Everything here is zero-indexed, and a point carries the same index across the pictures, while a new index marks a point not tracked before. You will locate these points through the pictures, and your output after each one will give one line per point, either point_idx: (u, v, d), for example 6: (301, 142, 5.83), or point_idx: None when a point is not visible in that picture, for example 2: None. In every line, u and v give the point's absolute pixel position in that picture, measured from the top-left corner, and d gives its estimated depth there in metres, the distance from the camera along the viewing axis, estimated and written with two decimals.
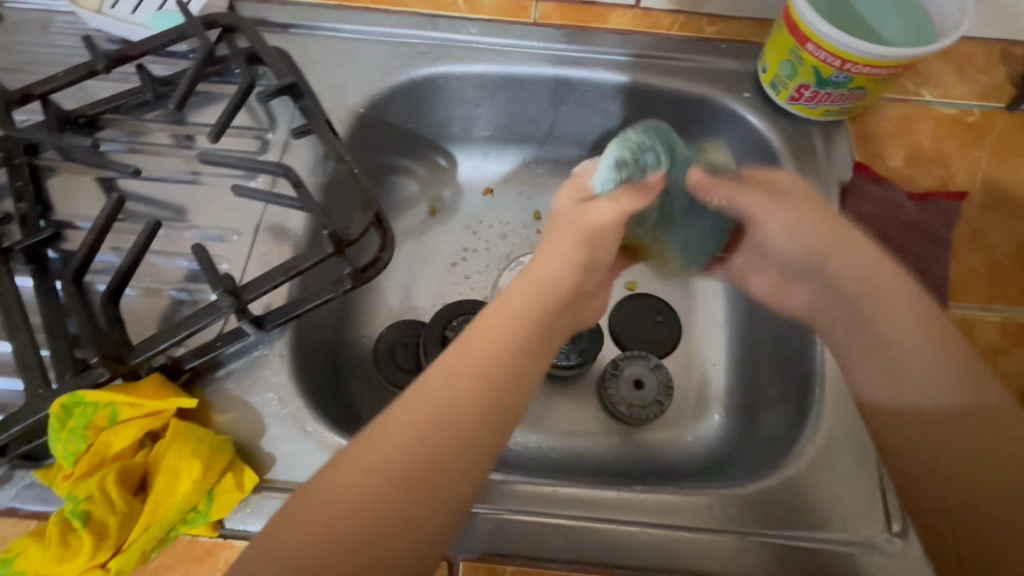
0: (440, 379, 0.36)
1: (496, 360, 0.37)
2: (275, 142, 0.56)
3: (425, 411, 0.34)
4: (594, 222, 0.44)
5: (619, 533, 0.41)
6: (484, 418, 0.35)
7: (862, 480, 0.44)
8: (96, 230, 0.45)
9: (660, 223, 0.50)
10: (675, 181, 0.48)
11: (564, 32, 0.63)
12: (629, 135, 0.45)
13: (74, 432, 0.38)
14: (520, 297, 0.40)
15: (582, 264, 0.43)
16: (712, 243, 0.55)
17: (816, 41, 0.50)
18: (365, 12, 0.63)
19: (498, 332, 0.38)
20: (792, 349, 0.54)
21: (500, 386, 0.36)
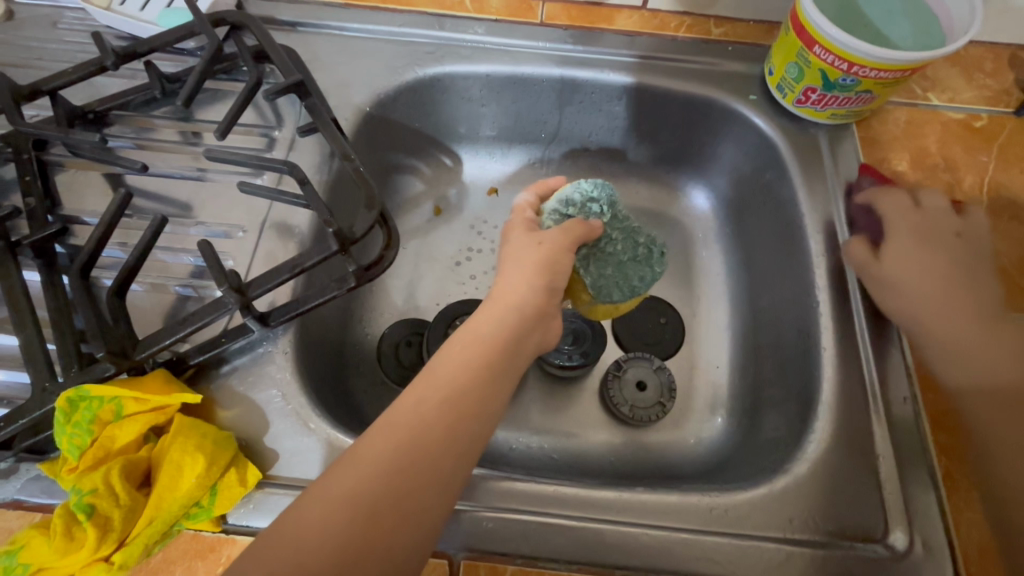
0: (409, 406, 0.36)
1: (465, 385, 0.38)
2: (281, 140, 0.56)
3: (391, 439, 0.35)
4: (547, 249, 0.44)
5: (620, 534, 0.41)
6: (453, 443, 0.36)
7: (865, 484, 0.44)
8: (103, 226, 0.45)
9: (587, 256, 0.48)
10: (615, 225, 0.49)
11: (570, 32, 0.63)
12: (583, 181, 0.49)
13: (78, 425, 0.38)
14: (486, 324, 0.41)
15: (544, 288, 0.44)
16: (630, 296, 0.50)
17: (824, 43, 0.50)
18: (372, 11, 0.64)
19: (467, 359, 0.39)
20: (795, 352, 0.53)
21: (468, 411, 0.37)
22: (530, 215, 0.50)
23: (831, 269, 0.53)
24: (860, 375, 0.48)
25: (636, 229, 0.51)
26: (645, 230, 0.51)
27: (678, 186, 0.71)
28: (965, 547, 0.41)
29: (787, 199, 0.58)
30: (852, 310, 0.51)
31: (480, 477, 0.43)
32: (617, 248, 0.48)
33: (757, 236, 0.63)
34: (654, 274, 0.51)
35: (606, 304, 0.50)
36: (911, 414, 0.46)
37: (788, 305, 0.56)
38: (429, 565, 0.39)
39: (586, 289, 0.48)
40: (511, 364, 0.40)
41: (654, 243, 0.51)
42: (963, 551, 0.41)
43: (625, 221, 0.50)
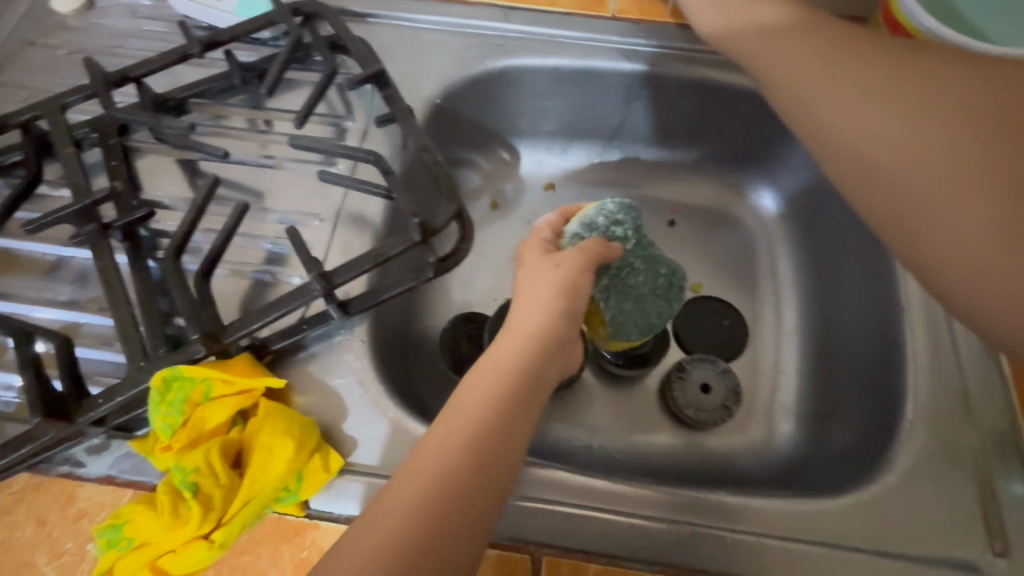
0: (433, 444, 0.35)
1: (489, 421, 0.36)
2: (353, 130, 0.56)
3: (417, 486, 0.33)
4: (564, 272, 0.42)
5: (703, 538, 0.40)
6: (484, 482, 0.34)
7: (960, 497, 0.42)
8: (192, 211, 0.46)
9: (607, 288, 0.46)
10: (636, 253, 0.47)
11: (641, 26, 0.62)
12: (607, 203, 0.48)
13: (172, 405, 0.38)
14: (507, 355, 0.39)
15: (564, 311, 0.42)
16: (646, 330, 0.49)
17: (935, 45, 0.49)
18: (442, 3, 0.64)
19: (490, 393, 0.37)
20: (876, 359, 0.52)
21: (495, 447, 0.35)
22: (548, 237, 0.48)
23: (917, 274, 0.51)
24: (952, 385, 0.46)
25: (659, 258, 0.49)
26: (666, 260, 0.50)
27: (742, 186, 0.69)
28: None
29: None
30: (942, 317, 0.49)
31: (559, 475, 0.42)
32: (637, 279, 0.47)
33: (830, 238, 0.61)
34: (671, 307, 0.50)
35: (623, 338, 0.50)
36: (1007, 426, 0.45)
37: (869, 310, 0.54)
38: (513, 560, 0.39)
39: (604, 322, 0.48)
40: (539, 390, 0.39)
41: (674, 274, 0.49)
42: None
43: (647, 249, 0.48)
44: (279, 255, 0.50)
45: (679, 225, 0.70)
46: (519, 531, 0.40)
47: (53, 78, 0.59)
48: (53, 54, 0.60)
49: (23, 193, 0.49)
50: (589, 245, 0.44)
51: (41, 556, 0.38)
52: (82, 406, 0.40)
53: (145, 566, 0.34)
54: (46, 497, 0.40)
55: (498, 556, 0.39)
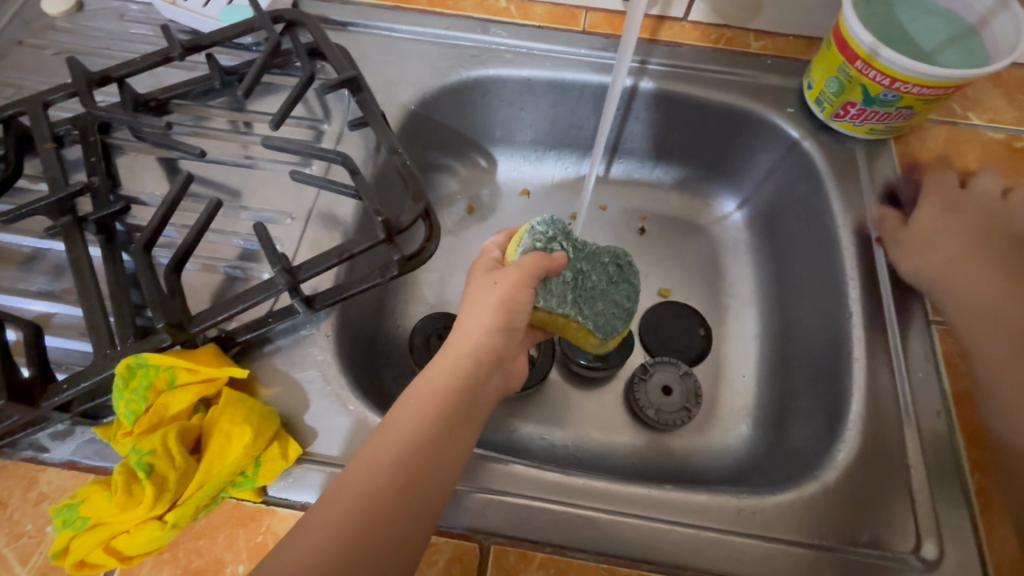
0: (359, 469, 0.35)
1: (418, 441, 0.37)
2: (329, 133, 0.58)
3: (341, 506, 0.34)
4: (503, 289, 0.43)
5: (647, 529, 0.42)
6: (407, 504, 0.35)
7: (894, 498, 0.44)
8: (164, 206, 0.48)
9: (575, 302, 0.48)
10: (579, 256, 0.50)
11: (610, 41, 0.65)
12: (535, 222, 0.49)
13: (135, 391, 0.39)
14: (440, 373, 0.41)
15: (499, 328, 0.43)
16: (625, 316, 0.53)
17: (881, 68, 0.50)
18: (420, 14, 0.66)
19: (423, 412, 0.38)
20: (826, 364, 0.53)
21: (422, 471, 0.36)
22: (496, 257, 0.49)
23: (864, 284, 0.52)
24: (893, 391, 0.48)
25: (599, 250, 0.52)
26: (605, 248, 0.52)
27: (710, 196, 0.72)
28: (995, 558, 0.41)
29: (821, 208, 0.58)
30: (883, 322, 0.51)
31: (507, 464, 0.44)
32: (595, 279, 0.50)
33: (789, 245, 0.63)
34: (632, 285, 0.53)
35: (614, 334, 0.52)
36: (942, 429, 0.46)
37: (819, 317, 0.56)
38: (459, 548, 0.40)
39: (589, 331, 0.50)
40: (477, 398, 0.41)
41: (618, 257, 0.53)
42: (993, 560, 0.41)
43: (587, 248, 0.51)
44: (252, 251, 0.52)
45: (648, 233, 0.72)
46: (471, 519, 0.42)
47: (41, 76, 0.60)
48: (40, 53, 0.62)
49: (2, 186, 0.50)
50: (528, 259, 0.44)
51: (0, 538, 0.39)
52: (49, 389, 0.41)
53: (98, 546, 0.36)
54: (9, 480, 0.41)
55: (448, 543, 0.40)
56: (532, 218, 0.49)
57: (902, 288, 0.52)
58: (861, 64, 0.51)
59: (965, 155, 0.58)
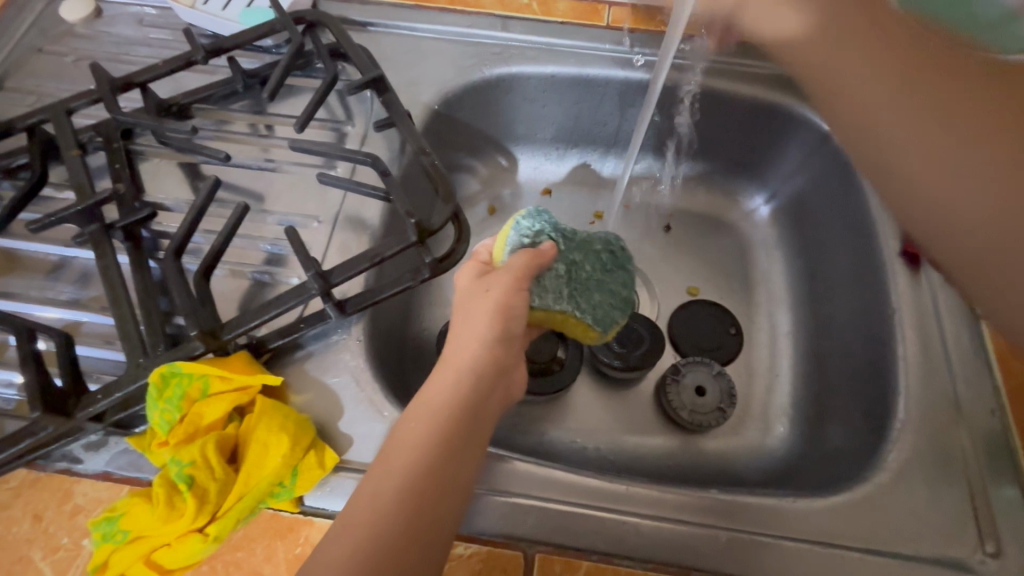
0: (362, 502, 0.35)
1: (421, 465, 0.36)
2: (353, 135, 0.57)
3: (349, 544, 0.33)
4: (496, 296, 0.42)
5: (696, 535, 0.40)
6: (421, 530, 0.34)
7: (951, 498, 0.42)
8: (194, 212, 0.47)
9: (569, 296, 0.45)
10: (570, 247, 0.47)
11: (634, 35, 0.64)
12: (520, 217, 0.47)
13: (170, 400, 0.39)
14: (438, 392, 0.39)
15: (496, 338, 0.42)
16: (624, 306, 0.49)
17: None
18: (440, 12, 0.65)
19: (422, 434, 0.37)
20: (867, 362, 0.52)
21: (433, 494, 0.35)
22: (485, 260, 0.48)
23: (908, 278, 0.51)
24: (942, 388, 0.46)
25: (590, 239, 0.48)
26: (595, 236, 0.49)
27: (737, 192, 0.70)
28: None
29: (857, 201, 0.56)
30: (928, 317, 0.49)
31: (546, 470, 0.43)
32: (589, 270, 0.47)
33: (822, 240, 0.61)
34: (627, 271, 0.50)
35: (615, 326, 0.49)
36: (996, 428, 0.45)
37: (857, 314, 0.54)
38: (503, 557, 0.39)
39: (587, 325, 0.47)
40: (481, 412, 0.40)
41: (610, 244, 0.49)
42: None
43: (576, 238, 0.48)
44: (278, 256, 0.51)
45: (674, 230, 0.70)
46: (514, 528, 0.40)
47: (61, 83, 0.60)
48: (60, 60, 0.62)
49: (28, 195, 0.50)
50: (518, 259, 0.44)
51: (37, 551, 0.39)
52: (85, 399, 0.40)
53: (139, 560, 0.35)
54: (44, 492, 0.40)
55: (492, 552, 0.39)
56: (512, 217, 0.48)
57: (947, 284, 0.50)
58: None
59: None
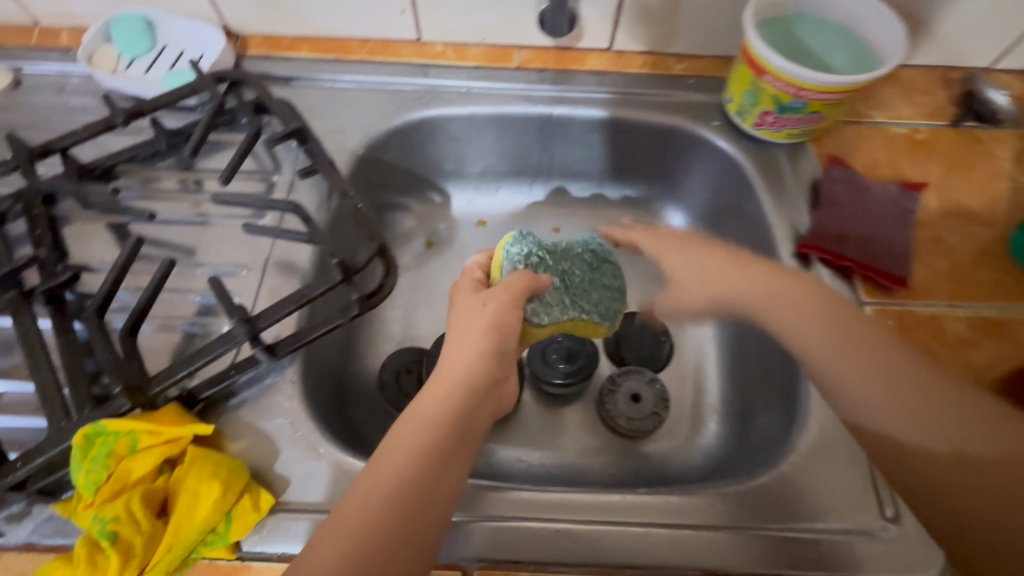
0: (350, 512, 0.36)
1: (410, 477, 0.37)
2: (280, 183, 0.59)
3: (335, 554, 0.34)
4: (493, 310, 0.44)
5: (628, 534, 0.43)
6: (401, 543, 0.35)
7: (855, 471, 0.46)
8: (115, 271, 0.47)
9: (573, 301, 0.48)
10: (556, 258, 0.50)
11: (545, 75, 0.68)
12: (508, 245, 0.50)
13: (95, 460, 0.39)
14: (433, 405, 0.40)
15: (490, 352, 0.43)
16: (620, 295, 0.52)
17: (784, 77, 0.55)
18: (360, 63, 0.68)
19: (415, 447, 0.38)
20: (777, 355, 0.56)
21: (415, 508, 0.36)
22: (480, 278, 0.50)
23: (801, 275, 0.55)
24: None
25: (570, 245, 0.52)
26: (573, 242, 0.53)
27: (656, 208, 0.75)
28: None
29: (753, 211, 0.62)
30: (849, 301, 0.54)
31: (481, 489, 0.45)
32: (581, 275, 0.50)
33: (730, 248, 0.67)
34: (613, 264, 0.53)
35: (619, 316, 0.52)
36: None
37: None
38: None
39: (596, 322, 0.49)
40: (474, 423, 0.41)
41: (589, 244, 0.53)
42: None
43: (559, 249, 0.51)
44: (210, 306, 0.52)
45: None
46: (473, 550, 0.42)
47: None
48: None
49: None
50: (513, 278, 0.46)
51: None
52: (5, 469, 0.40)
53: None
54: None
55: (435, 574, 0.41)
56: (496, 245, 0.51)
57: (835, 279, 0.54)
58: (766, 74, 0.56)
59: (876, 149, 0.62)
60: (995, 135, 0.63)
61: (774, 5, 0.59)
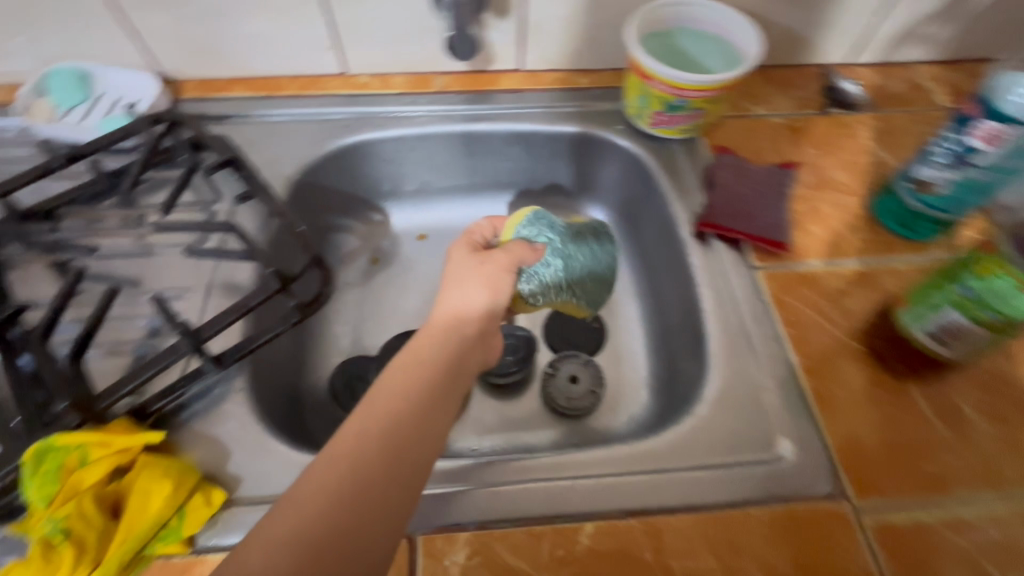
0: (348, 438, 0.36)
1: (407, 408, 0.39)
2: (220, 212, 0.63)
3: (334, 475, 0.34)
4: (491, 267, 0.49)
5: (559, 487, 0.46)
6: (395, 473, 0.36)
7: (771, 399, 0.51)
8: (58, 301, 0.50)
9: (570, 285, 0.55)
10: (568, 241, 0.57)
11: (464, 96, 0.75)
12: (522, 219, 0.55)
13: (44, 476, 0.40)
14: (428, 347, 0.44)
15: (487, 305, 0.48)
16: (610, 284, 0.61)
17: (665, 79, 0.63)
18: (291, 98, 0.74)
19: (411, 383, 0.41)
20: (687, 323, 0.62)
21: (409, 439, 0.38)
22: (481, 240, 0.55)
23: (700, 249, 0.62)
24: (737, 324, 0.56)
25: (581, 230, 0.60)
26: (586, 228, 0.61)
27: (581, 209, 0.82)
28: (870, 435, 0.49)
29: (657, 200, 0.70)
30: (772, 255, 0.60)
31: None
32: (581, 259, 0.57)
33: (645, 236, 0.74)
34: (613, 253, 0.61)
35: (602, 301, 0.61)
36: (777, 346, 0.54)
37: (675, 289, 0.65)
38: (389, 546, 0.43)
39: (581, 305, 0.58)
40: (462, 369, 0.44)
41: (597, 232, 0.61)
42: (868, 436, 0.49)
43: (572, 233, 0.58)
44: (158, 328, 0.55)
45: None
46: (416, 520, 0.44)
47: None
48: None
49: None
50: (512, 247, 0.51)
51: None
52: None
53: None
54: None
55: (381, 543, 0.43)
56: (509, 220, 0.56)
57: (729, 251, 0.61)
58: (650, 79, 0.64)
59: (758, 137, 0.71)
60: (856, 117, 0.73)
61: (655, 21, 0.67)
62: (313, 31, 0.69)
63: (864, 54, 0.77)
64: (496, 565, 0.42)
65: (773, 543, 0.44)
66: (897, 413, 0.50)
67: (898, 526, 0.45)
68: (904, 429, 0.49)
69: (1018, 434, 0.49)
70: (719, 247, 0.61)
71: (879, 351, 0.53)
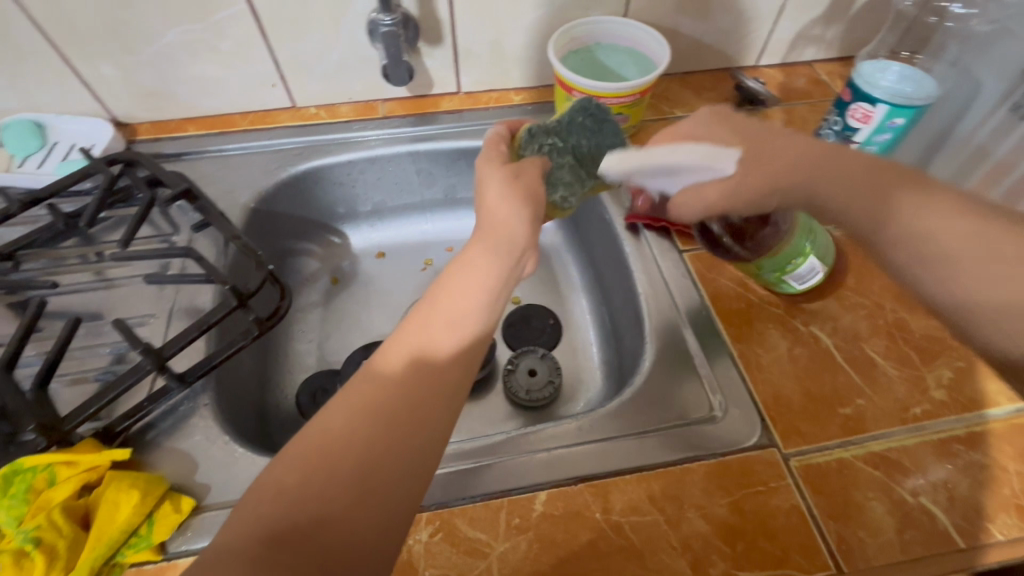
0: (402, 346, 0.41)
1: (460, 316, 0.42)
2: (179, 242, 0.66)
3: (391, 376, 0.39)
4: (525, 180, 0.48)
5: (515, 463, 0.50)
6: (448, 373, 0.40)
7: (721, 353, 0.56)
8: (21, 333, 0.52)
9: (589, 172, 0.56)
10: (566, 137, 0.56)
11: (409, 119, 0.80)
12: (523, 138, 0.57)
13: (14, 497, 0.42)
14: (476, 256, 0.44)
15: (529, 218, 0.47)
16: (626, 148, 0.59)
17: (586, 90, 0.69)
18: (243, 133, 0.77)
19: (460, 294, 0.43)
20: (627, 307, 0.67)
21: (458, 346, 0.41)
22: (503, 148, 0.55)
23: (632, 239, 0.67)
24: (669, 303, 0.61)
25: (572, 116, 0.58)
26: (574, 111, 0.58)
27: None
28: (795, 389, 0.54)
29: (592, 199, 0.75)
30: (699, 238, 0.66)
31: None
32: (587, 147, 0.57)
33: (585, 234, 0.79)
34: (611, 120, 0.59)
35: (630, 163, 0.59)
36: (707, 318, 0.59)
37: (616, 277, 0.70)
38: None
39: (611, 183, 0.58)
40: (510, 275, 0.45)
41: (587, 109, 0.59)
42: (792, 390, 0.53)
43: (565, 125, 0.57)
44: (122, 354, 0.57)
45: None
46: None
47: None
48: None
49: None
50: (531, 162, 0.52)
51: None
52: None
53: None
54: None
55: None
56: (508, 145, 0.56)
57: (658, 239, 0.66)
58: (573, 90, 0.70)
59: None
60: (766, 112, 0.80)
61: (574, 40, 0.74)
62: (259, 69, 0.74)
63: (767, 57, 0.85)
64: (457, 539, 0.45)
65: (708, 492, 0.48)
66: (816, 367, 0.55)
67: (821, 465, 0.49)
68: (825, 381, 0.54)
69: (920, 375, 0.54)
70: (649, 234, 0.67)
71: (795, 315, 0.59)
